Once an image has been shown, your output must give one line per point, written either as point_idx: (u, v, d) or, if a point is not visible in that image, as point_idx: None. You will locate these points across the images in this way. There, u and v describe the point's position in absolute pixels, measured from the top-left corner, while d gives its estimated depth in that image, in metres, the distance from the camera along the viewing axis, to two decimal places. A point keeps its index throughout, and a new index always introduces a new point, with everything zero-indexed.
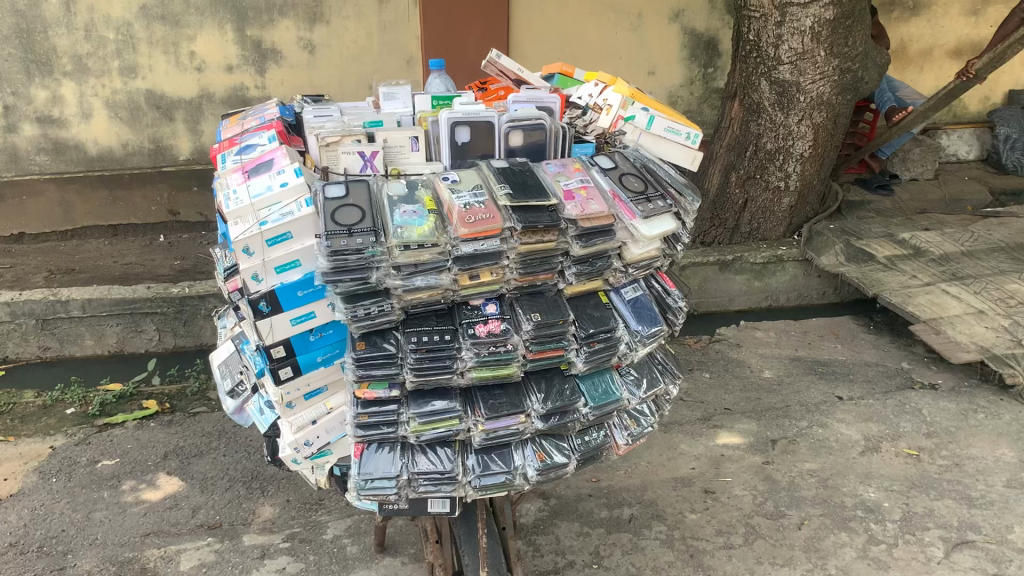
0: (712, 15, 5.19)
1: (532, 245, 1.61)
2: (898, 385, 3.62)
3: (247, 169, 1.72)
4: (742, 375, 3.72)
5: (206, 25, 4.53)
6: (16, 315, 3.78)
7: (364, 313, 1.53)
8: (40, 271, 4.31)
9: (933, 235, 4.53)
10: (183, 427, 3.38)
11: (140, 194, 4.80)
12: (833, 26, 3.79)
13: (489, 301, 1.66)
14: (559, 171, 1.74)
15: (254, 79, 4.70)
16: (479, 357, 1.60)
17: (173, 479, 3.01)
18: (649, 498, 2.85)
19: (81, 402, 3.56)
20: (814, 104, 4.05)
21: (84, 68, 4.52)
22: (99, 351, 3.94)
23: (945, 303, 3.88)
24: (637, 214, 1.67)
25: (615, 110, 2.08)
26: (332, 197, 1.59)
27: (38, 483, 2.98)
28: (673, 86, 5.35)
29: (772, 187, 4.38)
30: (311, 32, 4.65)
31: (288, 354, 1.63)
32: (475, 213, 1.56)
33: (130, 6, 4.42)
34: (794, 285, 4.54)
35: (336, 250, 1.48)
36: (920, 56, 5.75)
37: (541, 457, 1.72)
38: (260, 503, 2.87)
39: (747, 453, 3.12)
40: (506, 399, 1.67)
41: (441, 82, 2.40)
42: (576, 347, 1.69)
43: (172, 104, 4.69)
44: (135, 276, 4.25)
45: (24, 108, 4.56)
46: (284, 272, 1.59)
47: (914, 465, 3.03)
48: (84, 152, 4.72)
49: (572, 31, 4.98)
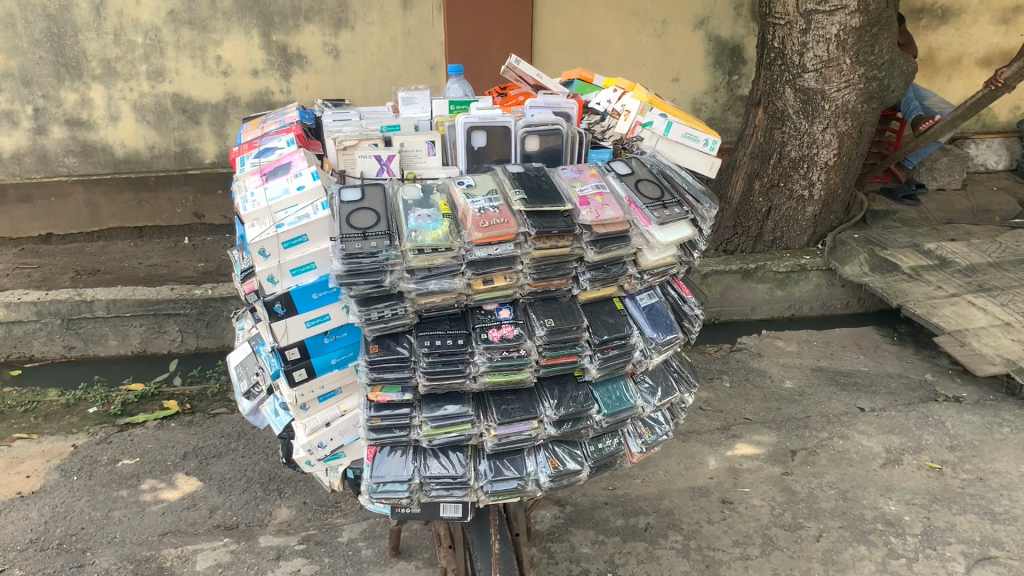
0: (737, 22, 5.16)
1: (547, 250, 1.61)
2: (921, 397, 3.57)
3: (265, 172, 1.73)
4: (763, 385, 3.69)
5: (233, 30, 4.57)
6: (42, 314, 3.83)
7: (377, 316, 1.53)
8: (66, 271, 4.37)
9: (959, 245, 4.47)
10: (203, 427, 3.40)
11: (165, 196, 4.85)
12: (858, 33, 3.76)
13: (503, 306, 1.65)
14: (574, 176, 1.73)
15: (279, 84, 4.74)
16: (492, 362, 1.59)
17: (191, 479, 3.04)
18: (667, 507, 2.83)
19: (103, 401, 3.60)
20: (839, 113, 4.01)
21: (113, 71, 4.58)
22: (122, 351, 3.98)
23: (971, 315, 3.83)
24: (652, 219, 1.66)
25: (633, 115, 2.07)
26: (348, 201, 1.59)
27: (59, 480, 3.01)
28: (696, 93, 5.33)
29: (796, 195, 4.34)
30: (336, 37, 4.68)
31: (302, 357, 1.64)
32: (489, 218, 1.56)
33: (158, 11, 4.47)
34: (817, 294, 4.50)
35: (350, 253, 1.48)
36: (948, 64, 5.69)
37: (554, 464, 1.71)
38: (277, 504, 2.88)
39: (766, 463, 3.09)
40: (519, 405, 1.66)
41: (460, 87, 2.39)
42: (590, 353, 1.68)
43: (198, 108, 4.74)
44: (159, 277, 4.29)
45: (54, 110, 4.63)
46: (299, 275, 1.60)
47: (936, 479, 2.99)
48: (111, 155, 4.79)
49: (596, 37, 4.98)
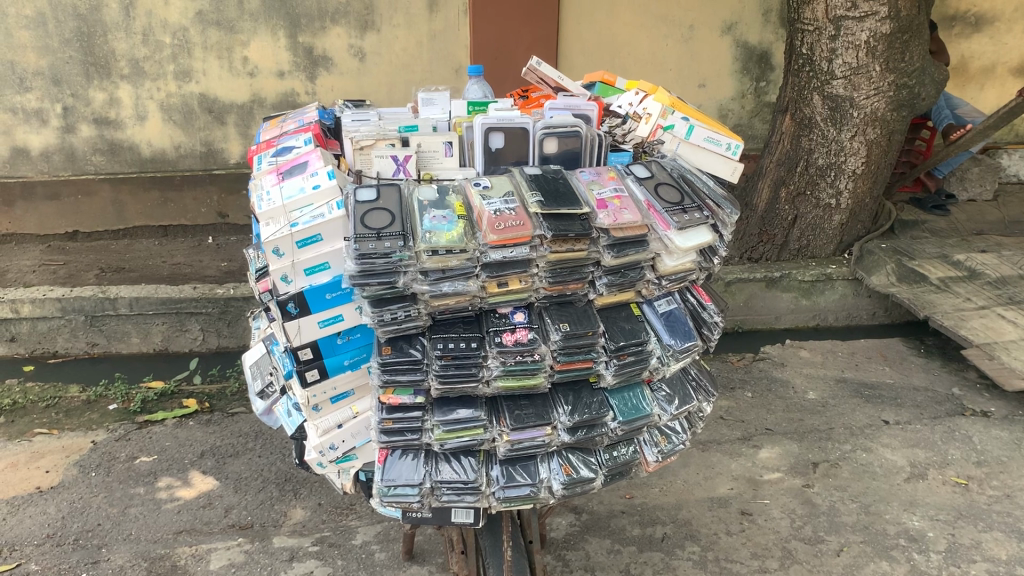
0: (766, 28, 5.12)
1: (562, 254, 1.57)
2: (948, 411, 3.50)
3: (282, 170, 1.72)
4: (785, 396, 3.63)
5: (260, 31, 4.59)
6: (66, 311, 3.88)
7: (390, 317, 1.52)
8: (91, 269, 4.41)
9: (989, 257, 4.43)
10: (221, 426, 3.41)
11: (190, 195, 4.88)
12: (888, 41, 3.72)
13: (517, 310, 1.62)
14: (593, 179, 1.69)
15: (305, 85, 4.75)
16: (505, 366, 1.57)
17: (207, 478, 3.04)
18: (684, 517, 2.78)
19: (123, 398, 3.63)
20: (867, 120, 3.96)
21: (141, 71, 4.62)
22: (145, 349, 4.02)
23: (1000, 328, 3.78)
24: (672, 225, 1.61)
25: (654, 118, 2.01)
26: (363, 200, 1.57)
27: (78, 476, 3.03)
28: (723, 99, 5.29)
29: (823, 204, 4.29)
30: (362, 40, 4.69)
31: (315, 357, 1.61)
32: (505, 220, 1.53)
33: (186, 12, 4.50)
34: (842, 304, 4.44)
35: (364, 253, 1.47)
36: (981, 73, 5.60)
37: (567, 471, 1.68)
38: (292, 505, 2.87)
39: (787, 475, 3.04)
40: (533, 410, 1.63)
41: (479, 88, 2.36)
42: (605, 359, 1.64)
43: (224, 108, 4.77)
44: (183, 276, 4.32)
45: (83, 109, 4.68)
46: (313, 274, 1.59)
47: (962, 494, 2.93)
48: (138, 154, 4.83)
49: (622, 42, 4.95)
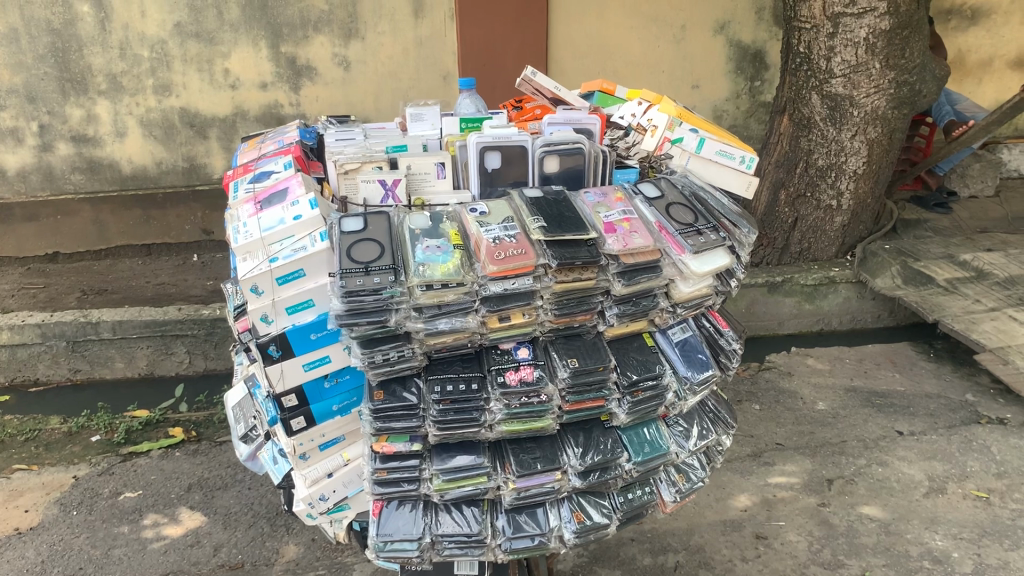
0: (759, 26, 4.99)
1: (568, 284, 1.43)
2: (962, 419, 3.38)
3: (260, 199, 1.58)
4: (794, 407, 3.51)
5: (241, 42, 4.44)
6: (47, 336, 3.73)
7: (382, 359, 1.39)
8: (73, 292, 4.25)
9: (996, 256, 4.31)
10: (209, 457, 3.26)
11: (174, 213, 4.72)
12: (888, 37, 3.59)
13: (521, 345, 1.49)
14: (599, 201, 1.56)
15: (288, 97, 4.61)
16: (509, 409, 1.44)
17: (195, 514, 2.89)
18: (697, 543, 2.65)
19: (106, 428, 3.47)
20: (868, 119, 3.85)
21: (119, 86, 4.47)
22: (129, 374, 3.87)
23: (1013, 331, 3.66)
24: (686, 248, 1.47)
25: (660, 131, 1.91)
26: (349, 231, 1.43)
27: (58, 515, 2.88)
28: (718, 100, 5.17)
29: (824, 206, 4.17)
30: (347, 48, 4.54)
31: (301, 404, 1.49)
32: (505, 249, 1.39)
33: (164, 24, 4.35)
34: (846, 307, 4.32)
35: (351, 291, 1.33)
36: (979, 66, 5.49)
37: (579, 518, 1.55)
38: (284, 541, 2.73)
39: (802, 494, 2.91)
40: (540, 454, 1.50)
41: (471, 102, 2.22)
42: (618, 396, 1.52)
43: (205, 122, 4.62)
44: (167, 297, 4.16)
45: (60, 127, 4.53)
46: (296, 313, 1.45)
47: (984, 509, 2.81)
48: (118, 171, 4.69)
49: (613, 44, 4.83)
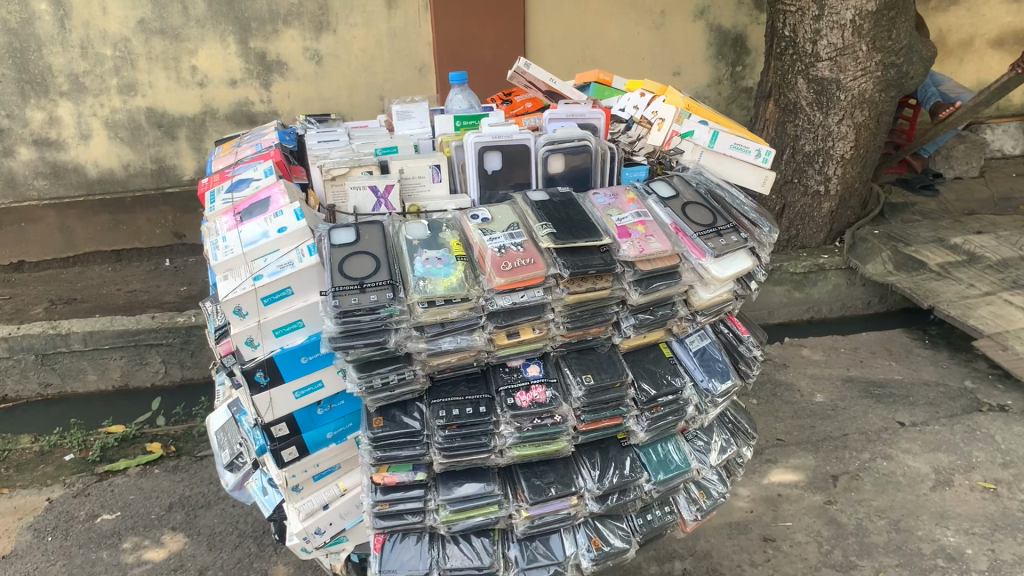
0: (739, 11, 4.90)
1: (582, 295, 1.34)
2: (964, 407, 3.31)
3: (240, 210, 1.46)
4: (793, 400, 3.42)
5: (208, 38, 4.27)
6: (14, 350, 3.56)
7: (381, 383, 1.27)
8: (40, 302, 4.06)
9: (987, 239, 4.26)
10: (189, 473, 3.12)
11: (144, 216, 4.54)
12: (875, 18, 3.50)
13: (531, 362, 1.40)
14: (609, 203, 1.47)
15: (259, 93, 4.45)
16: (521, 433, 1.34)
17: (178, 535, 2.75)
18: (704, 549, 2.55)
19: (80, 446, 3.31)
20: (855, 103, 3.75)
21: (82, 87, 4.29)
22: (103, 386, 3.71)
23: (1010, 316, 3.60)
24: (707, 252, 1.38)
25: (668, 124, 1.85)
26: (339, 243, 1.31)
27: (32, 542, 2.73)
28: (699, 86, 5.07)
29: (811, 191, 4.07)
30: (318, 42, 4.39)
31: (292, 433, 1.41)
32: (512, 258, 1.28)
33: (127, 21, 4.17)
34: (836, 295, 4.25)
35: (345, 310, 1.21)
36: (960, 46, 5.44)
37: (597, 544, 1.49)
38: (273, 562, 2.59)
39: (807, 491, 2.83)
40: (554, 477, 1.42)
41: (463, 97, 2.10)
42: (636, 413, 1.44)
43: (174, 122, 4.45)
44: (139, 304, 3.99)
45: (20, 131, 4.35)
46: (284, 335, 1.35)
47: (993, 501, 2.74)
48: (84, 175, 4.51)
49: (592, 31, 4.71)
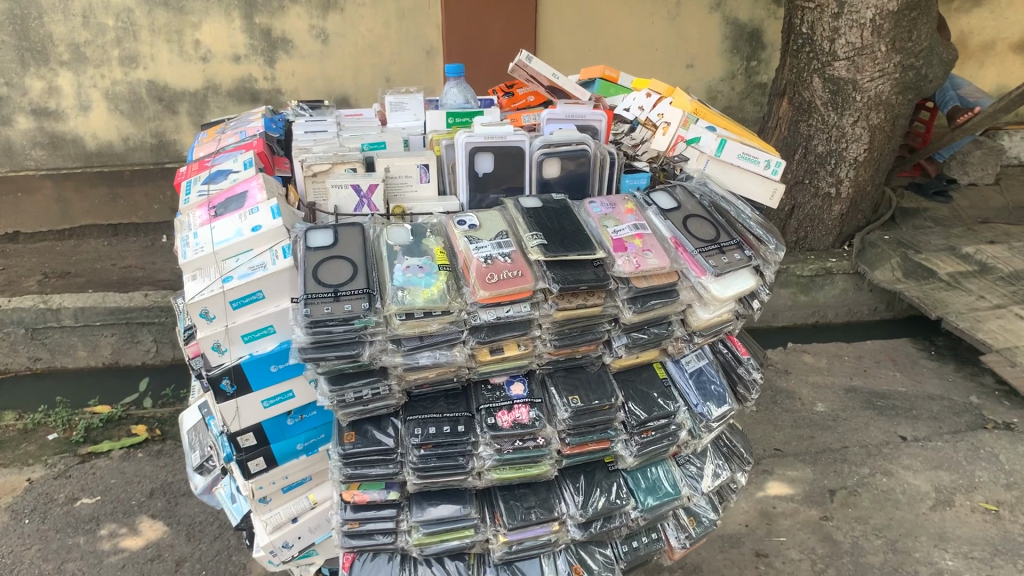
0: (756, 4, 4.78)
1: (571, 311, 1.28)
2: (968, 424, 3.23)
3: (214, 204, 1.40)
4: (793, 409, 3.34)
5: (212, 12, 4.18)
6: (3, 324, 3.49)
7: (353, 397, 1.22)
8: (33, 274, 3.98)
9: (999, 249, 4.16)
10: (173, 458, 3.05)
11: (141, 191, 4.46)
12: (896, 19, 3.39)
13: (515, 379, 1.35)
14: (606, 212, 1.41)
15: (263, 70, 4.35)
16: (501, 455, 1.30)
17: (156, 524, 2.69)
18: (695, 561, 2.48)
19: (64, 426, 3.25)
20: (871, 105, 3.65)
21: (82, 57, 4.20)
22: (92, 363, 3.64)
23: (1019, 330, 3.51)
24: (708, 270, 1.33)
25: (674, 129, 1.80)
26: (316, 247, 1.25)
27: (9, 524, 2.67)
28: (712, 80, 4.96)
29: (822, 193, 3.98)
30: (324, 20, 4.29)
31: (260, 443, 1.37)
32: (498, 270, 1.23)
33: None
34: (842, 300, 4.16)
35: (317, 320, 1.15)
36: (981, 49, 5.31)
37: (577, 571, 1.46)
38: (252, 556, 2.53)
39: (802, 506, 2.75)
40: (535, 501, 1.38)
41: (459, 91, 1.99)
42: (626, 436, 1.41)
43: (175, 96, 4.36)
44: (133, 281, 3.92)
45: (19, 99, 4.26)
46: (254, 341, 1.31)
47: (994, 524, 2.66)
48: (82, 147, 4.43)
49: (605, 19, 4.60)
